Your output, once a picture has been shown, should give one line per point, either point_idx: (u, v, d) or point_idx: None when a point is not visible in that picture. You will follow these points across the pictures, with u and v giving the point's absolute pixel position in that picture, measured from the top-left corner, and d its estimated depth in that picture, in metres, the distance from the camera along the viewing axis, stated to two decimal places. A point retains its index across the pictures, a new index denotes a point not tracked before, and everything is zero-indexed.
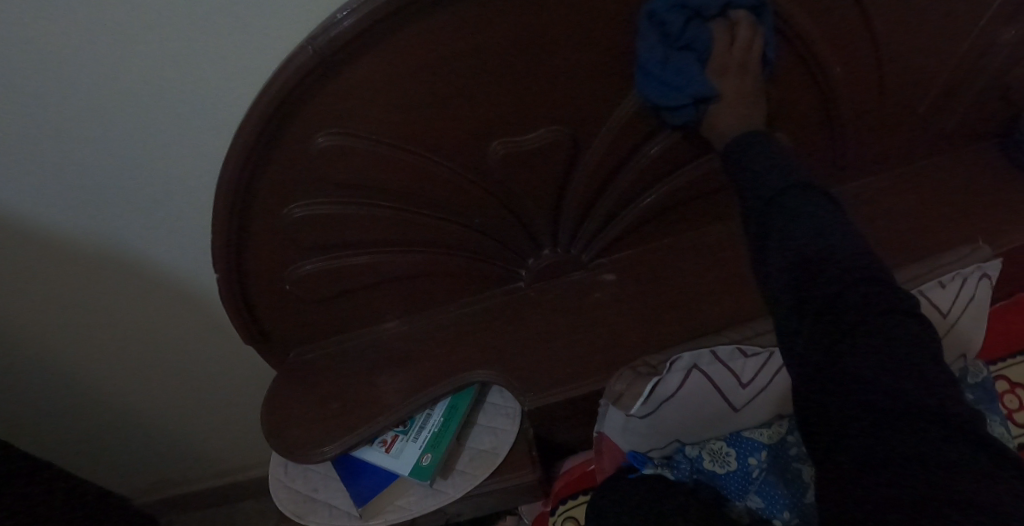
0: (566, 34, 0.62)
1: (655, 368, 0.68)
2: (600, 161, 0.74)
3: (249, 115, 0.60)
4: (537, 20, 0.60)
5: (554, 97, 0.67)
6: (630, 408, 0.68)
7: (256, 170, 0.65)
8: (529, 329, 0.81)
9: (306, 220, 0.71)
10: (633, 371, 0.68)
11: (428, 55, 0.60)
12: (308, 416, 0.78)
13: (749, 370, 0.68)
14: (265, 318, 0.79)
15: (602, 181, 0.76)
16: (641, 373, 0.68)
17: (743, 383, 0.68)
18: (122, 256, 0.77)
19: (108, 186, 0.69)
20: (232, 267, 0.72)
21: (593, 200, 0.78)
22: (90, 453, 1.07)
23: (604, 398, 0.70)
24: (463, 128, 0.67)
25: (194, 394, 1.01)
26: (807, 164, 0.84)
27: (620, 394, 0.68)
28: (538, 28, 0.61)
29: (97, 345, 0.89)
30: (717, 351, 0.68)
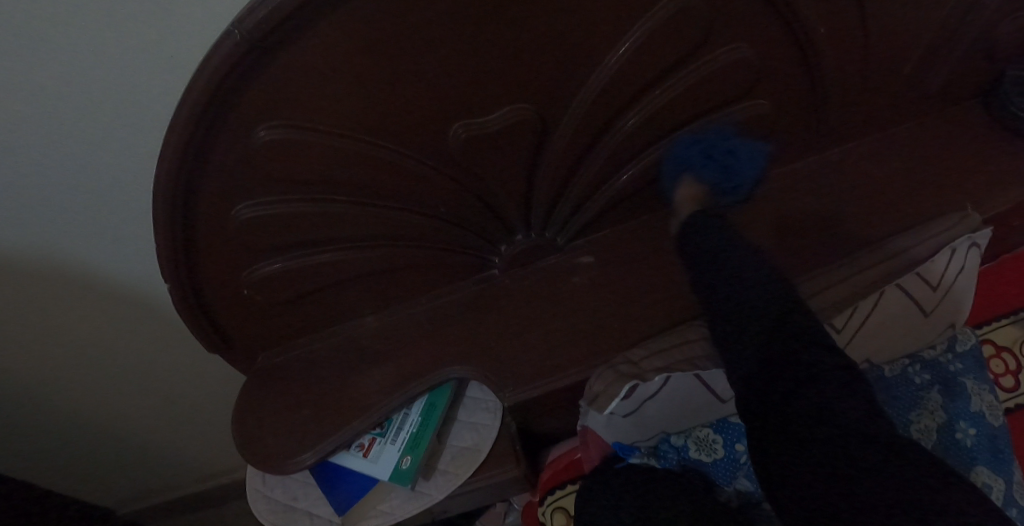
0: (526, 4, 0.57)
1: (637, 367, 0.66)
2: (570, 138, 0.70)
3: (180, 112, 0.54)
4: None
5: (516, 74, 0.62)
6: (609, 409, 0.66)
7: (194, 170, 0.59)
8: (506, 319, 0.77)
9: (257, 220, 0.65)
10: (614, 370, 0.67)
11: (373, 34, 0.55)
12: (280, 424, 0.74)
13: None
14: (226, 324, 0.75)
15: (573, 161, 0.72)
16: (622, 372, 0.66)
17: (722, 399, 0.68)
18: (65, 270, 0.72)
19: (36, 196, 0.63)
20: (182, 274, 0.67)
21: (565, 180, 0.74)
22: (62, 468, 1.03)
23: (584, 400, 0.68)
24: (419, 112, 0.62)
25: (164, 402, 0.97)
26: (790, 129, 0.80)
27: (597, 395, 0.66)
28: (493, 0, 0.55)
29: (52, 362, 0.83)
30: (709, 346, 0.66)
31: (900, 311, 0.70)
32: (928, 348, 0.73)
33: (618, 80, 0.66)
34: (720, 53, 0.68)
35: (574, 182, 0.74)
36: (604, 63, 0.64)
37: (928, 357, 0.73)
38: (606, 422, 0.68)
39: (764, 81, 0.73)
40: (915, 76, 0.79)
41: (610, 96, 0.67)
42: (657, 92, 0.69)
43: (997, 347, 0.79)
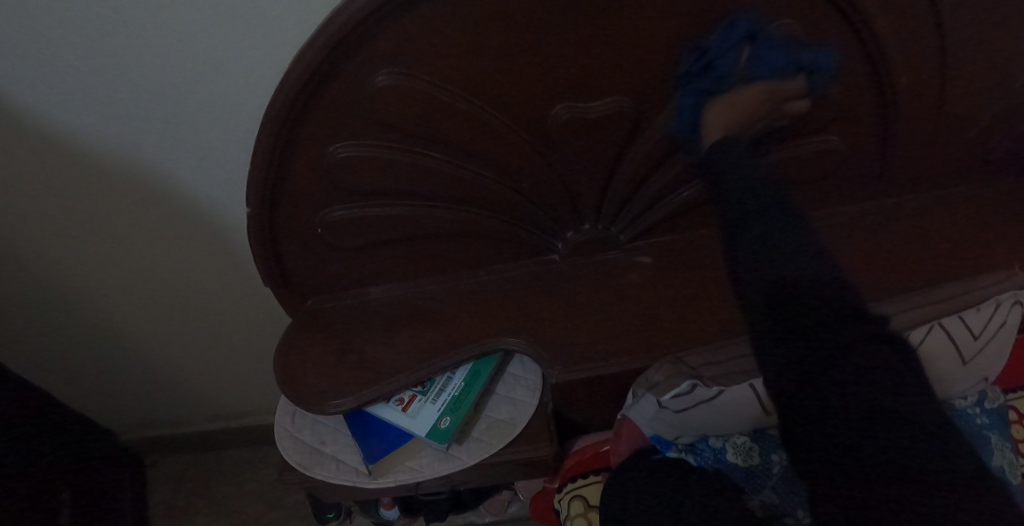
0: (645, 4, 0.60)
1: (694, 370, 0.70)
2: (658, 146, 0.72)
3: (312, 46, 0.57)
4: None
5: (624, 69, 0.65)
6: (661, 396, 0.68)
7: (308, 101, 0.62)
8: (557, 305, 0.78)
9: (351, 161, 0.68)
10: (673, 364, 0.70)
11: (504, 5, 0.58)
12: (324, 365, 0.76)
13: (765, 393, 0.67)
14: (290, 260, 0.77)
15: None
16: (680, 369, 0.69)
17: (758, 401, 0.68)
18: (146, 182, 0.74)
19: (146, 108, 0.66)
20: (265, 201, 0.69)
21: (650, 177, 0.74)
22: (83, 383, 1.05)
23: (637, 385, 0.71)
24: (530, 87, 0.65)
25: (199, 334, 0.99)
26: (853, 172, 0.83)
27: (654, 383, 0.69)
28: None
29: (102, 270, 0.85)
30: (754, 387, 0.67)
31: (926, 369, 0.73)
32: (958, 398, 0.76)
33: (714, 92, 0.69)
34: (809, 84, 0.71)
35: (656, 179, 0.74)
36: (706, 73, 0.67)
37: (956, 406, 0.75)
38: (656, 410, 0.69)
39: (841, 118, 0.76)
40: (977, 144, 0.82)
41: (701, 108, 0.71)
42: None
43: (1020, 415, 0.79)
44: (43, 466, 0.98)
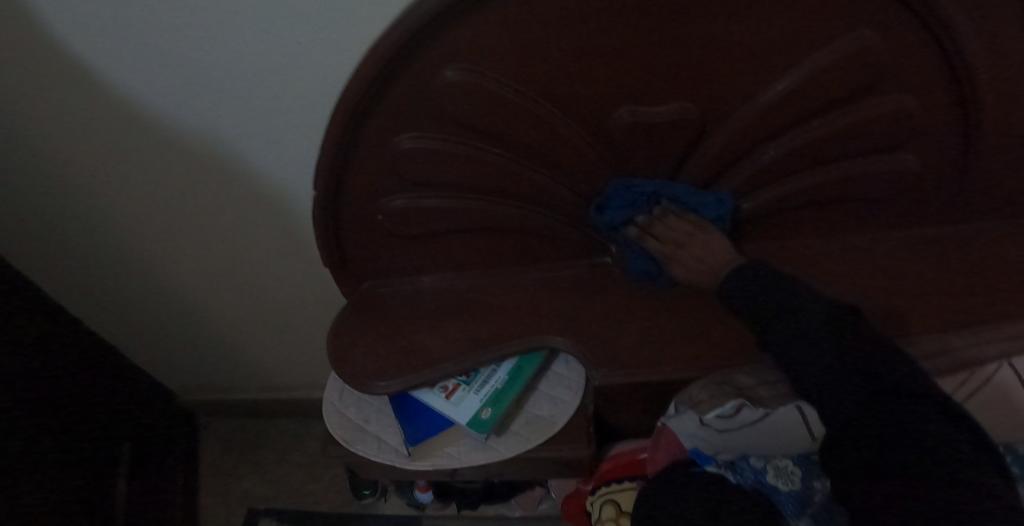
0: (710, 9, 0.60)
1: (740, 389, 0.67)
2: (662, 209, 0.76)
3: (382, 39, 0.60)
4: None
5: (690, 76, 0.65)
6: (705, 416, 0.66)
7: (379, 91, 0.64)
8: (587, 314, 0.77)
9: (415, 152, 0.70)
10: (717, 384, 0.68)
11: (570, 7, 0.59)
12: (374, 348, 0.78)
13: (747, 420, 0.67)
14: (351, 243, 0.79)
15: (692, 226, 0.75)
16: (726, 391, 0.67)
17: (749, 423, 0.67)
18: (220, 159, 0.78)
19: (230, 94, 0.70)
20: (331, 184, 0.72)
21: (693, 235, 0.75)
22: (153, 342, 1.13)
23: (679, 401, 0.69)
24: (597, 90, 0.65)
25: (261, 308, 1.04)
26: (930, 193, 0.78)
27: (699, 401, 0.67)
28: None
29: (175, 237, 0.91)
30: (745, 411, 0.66)
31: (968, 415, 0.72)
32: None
33: (782, 105, 0.68)
34: (883, 100, 0.68)
35: (680, 246, 0.75)
36: (778, 81, 0.66)
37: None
38: (698, 424, 0.68)
39: (916, 136, 0.72)
40: None
41: (768, 120, 0.69)
42: (813, 125, 0.70)
43: None
44: (102, 414, 1.05)
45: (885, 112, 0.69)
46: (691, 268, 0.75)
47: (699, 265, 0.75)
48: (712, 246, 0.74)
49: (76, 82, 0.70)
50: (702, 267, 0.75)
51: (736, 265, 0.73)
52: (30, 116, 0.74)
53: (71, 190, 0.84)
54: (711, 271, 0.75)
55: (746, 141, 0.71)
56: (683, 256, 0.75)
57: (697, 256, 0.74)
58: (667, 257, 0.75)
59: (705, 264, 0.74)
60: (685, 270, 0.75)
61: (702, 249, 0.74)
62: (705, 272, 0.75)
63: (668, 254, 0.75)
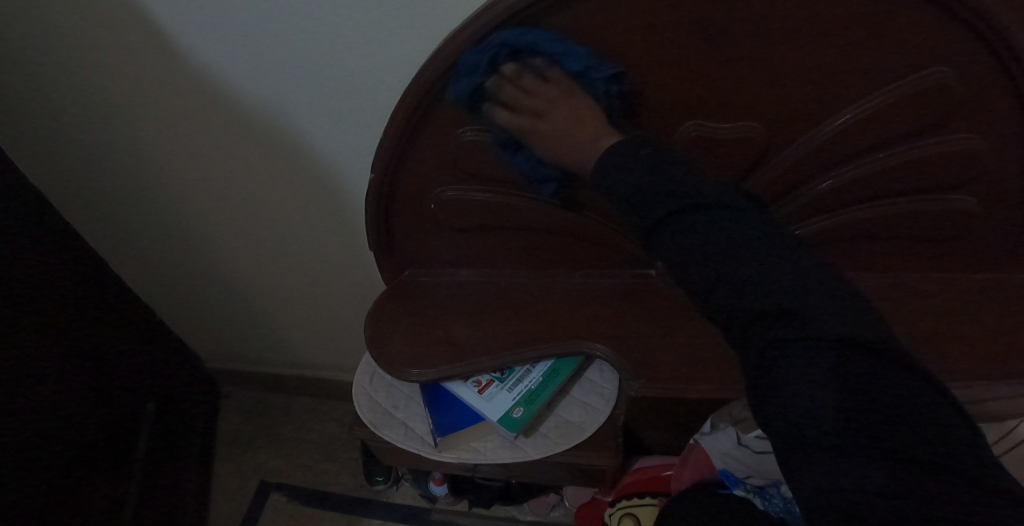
0: (785, 32, 0.59)
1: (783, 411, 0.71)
2: (516, 66, 0.63)
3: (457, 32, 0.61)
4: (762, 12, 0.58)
5: (759, 97, 0.64)
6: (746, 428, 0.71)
7: (449, 82, 0.65)
8: (502, 314, 0.80)
9: (475, 146, 0.70)
10: None
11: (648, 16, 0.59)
12: (412, 336, 0.79)
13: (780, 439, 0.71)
14: (400, 229, 0.80)
15: (552, 87, 0.64)
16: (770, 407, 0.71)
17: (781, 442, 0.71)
18: (280, 135, 0.80)
19: (299, 72, 0.71)
20: (388, 169, 0.73)
21: (556, 102, 0.64)
22: (191, 305, 1.16)
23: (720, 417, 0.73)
24: (667, 101, 0.66)
25: (298, 285, 1.05)
26: (992, 241, 0.76)
27: (743, 418, 0.72)
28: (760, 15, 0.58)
29: (226, 207, 0.93)
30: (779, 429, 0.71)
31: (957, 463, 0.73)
32: None
33: (847, 134, 0.67)
34: (949, 139, 0.67)
35: (540, 116, 0.65)
36: (847, 109, 0.65)
37: None
38: (735, 439, 0.71)
39: (980, 180, 0.70)
40: None
41: (832, 148, 0.68)
42: (876, 157, 0.69)
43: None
44: (127, 370, 1.07)
45: (951, 149, 0.67)
46: (555, 145, 0.65)
47: (561, 141, 0.65)
48: (597, 120, 0.63)
49: (152, 48, 0.72)
50: (567, 141, 0.64)
51: (609, 145, 0.62)
52: (103, 77, 0.76)
53: (132, 151, 0.87)
54: (567, 146, 0.64)
55: (809, 167, 0.70)
56: (546, 129, 0.65)
57: (563, 127, 0.64)
58: (524, 130, 0.66)
59: (572, 135, 0.64)
60: (549, 145, 0.66)
61: (568, 117, 0.64)
62: (572, 150, 0.64)
63: (527, 129, 0.66)
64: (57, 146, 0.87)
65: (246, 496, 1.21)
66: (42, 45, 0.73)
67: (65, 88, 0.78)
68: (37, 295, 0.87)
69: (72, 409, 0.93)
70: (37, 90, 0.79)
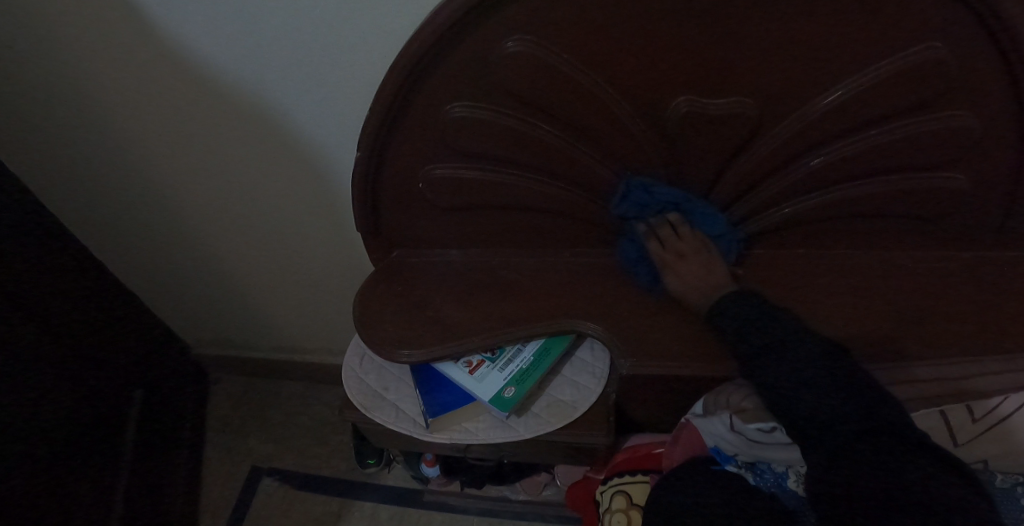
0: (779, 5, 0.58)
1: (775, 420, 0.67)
2: (677, 216, 0.76)
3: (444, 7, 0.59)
4: None
5: (752, 71, 0.63)
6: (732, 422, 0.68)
7: (437, 58, 0.63)
8: (636, 316, 0.75)
9: (463, 122, 0.69)
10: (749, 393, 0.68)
11: None
12: (401, 316, 0.78)
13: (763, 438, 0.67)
14: (387, 210, 0.79)
15: (698, 244, 0.75)
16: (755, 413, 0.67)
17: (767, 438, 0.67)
18: (263, 116, 0.78)
19: (281, 50, 0.69)
20: (375, 148, 0.71)
21: (687, 255, 0.75)
22: (176, 289, 1.15)
23: (710, 400, 0.70)
24: (658, 77, 0.64)
25: (285, 268, 1.04)
26: (980, 219, 0.75)
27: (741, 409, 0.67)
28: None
29: (208, 191, 0.92)
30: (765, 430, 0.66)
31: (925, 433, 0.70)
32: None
33: (841, 110, 0.66)
34: (941, 115, 0.66)
35: (683, 259, 0.75)
36: (840, 84, 0.64)
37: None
38: (724, 428, 0.69)
39: (970, 157, 0.70)
40: None
41: (823, 125, 0.68)
42: (869, 133, 0.68)
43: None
44: (111, 356, 1.05)
45: (942, 127, 0.67)
46: (688, 283, 0.74)
47: (694, 279, 0.73)
48: (713, 272, 0.74)
49: (127, 26, 0.70)
50: (698, 286, 0.73)
51: (727, 295, 0.71)
52: (74, 55, 0.74)
53: (107, 132, 0.84)
54: (702, 288, 0.73)
55: (800, 143, 0.69)
56: (685, 270, 0.74)
57: (696, 273, 0.73)
58: (664, 265, 0.75)
59: (703, 282, 0.73)
60: (680, 281, 0.74)
61: (703, 271, 0.73)
62: (699, 293, 0.73)
63: (667, 260, 0.75)
64: (28, 127, 0.84)
65: (238, 481, 1.21)
66: (9, 22, 0.70)
67: (35, 67, 0.76)
68: (18, 279, 0.85)
69: (59, 397, 0.92)
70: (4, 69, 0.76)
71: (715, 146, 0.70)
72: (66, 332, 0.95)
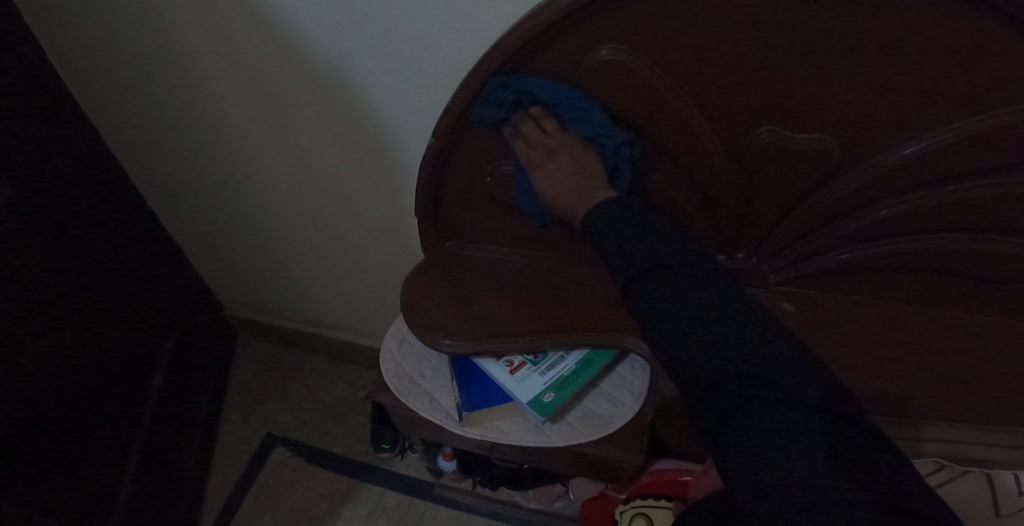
0: (881, 49, 0.56)
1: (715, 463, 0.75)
2: (540, 108, 0.69)
3: (543, 7, 0.59)
4: (860, 22, 0.55)
5: (839, 109, 0.61)
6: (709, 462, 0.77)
7: (526, 54, 0.64)
8: None
9: (544, 123, 0.69)
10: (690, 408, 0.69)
11: (739, 13, 0.57)
12: (447, 306, 0.78)
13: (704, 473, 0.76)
14: (449, 198, 0.79)
15: (567, 140, 0.69)
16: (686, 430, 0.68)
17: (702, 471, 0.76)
18: (341, 91, 0.79)
19: (374, 29, 0.70)
20: (451, 136, 0.71)
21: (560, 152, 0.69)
22: (221, 248, 1.16)
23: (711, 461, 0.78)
24: (743, 103, 0.63)
25: (332, 242, 1.04)
26: None
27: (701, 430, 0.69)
28: (857, 25, 0.56)
29: (271, 158, 0.93)
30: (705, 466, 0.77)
31: (968, 494, 0.69)
32: None
33: (923, 163, 0.63)
34: None
35: (552, 156, 0.69)
36: (926, 137, 0.61)
37: None
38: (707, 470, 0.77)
39: None
40: None
41: (903, 174, 0.64)
42: (947, 189, 0.65)
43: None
44: (148, 304, 1.07)
45: None
46: (555, 183, 0.69)
47: (558, 178, 0.69)
48: (582, 175, 0.68)
49: None
50: (569, 187, 0.69)
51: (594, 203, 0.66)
52: (170, 8, 0.76)
53: (182, 87, 0.87)
54: (568, 191, 0.68)
55: (878, 188, 0.66)
56: (554, 169, 0.69)
57: (564, 172, 0.69)
58: (532, 163, 0.70)
59: (572, 182, 0.68)
60: (546, 184, 0.70)
61: (574, 170, 0.68)
62: (567, 197, 0.68)
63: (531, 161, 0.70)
64: (108, 72, 0.87)
65: (250, 446, 1.21)
66: None
67: (133, 15, 0.78)
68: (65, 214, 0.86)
69: (89, 338, 0.93)
70: (100, 11, 0.79)
71: (789, 180, 0.67)
72: (104, 275, 0.96)
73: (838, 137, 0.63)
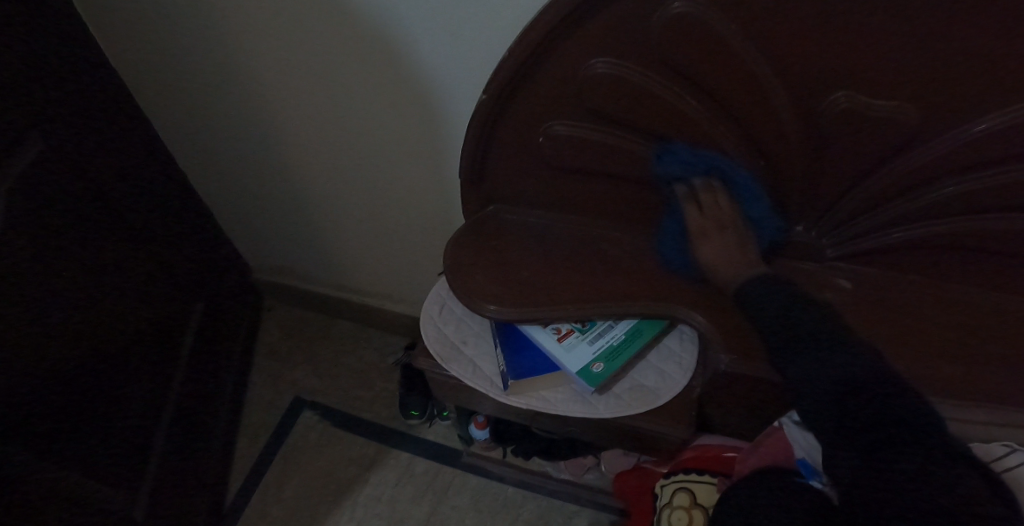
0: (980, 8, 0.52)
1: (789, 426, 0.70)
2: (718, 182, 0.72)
3: None
4: None
5: (925, 75, 0.57)
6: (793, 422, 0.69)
7: (591, 7, 0.60)
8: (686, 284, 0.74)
9: (605, 80, 0.65)
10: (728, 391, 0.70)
11: None
12: (494, 271, 0.75)
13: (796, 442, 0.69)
14: (495, 159, 0.76)
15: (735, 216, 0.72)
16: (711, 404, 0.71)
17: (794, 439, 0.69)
18: (388, 46, 0.75)
19: None
20: (504, 93, 0.68)
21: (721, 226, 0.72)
22: (251, 208, 1.14)
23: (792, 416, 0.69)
24: (821, 64, 0.59)
25: (366, 204, 1.02)
26: None
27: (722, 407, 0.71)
28: None
29: (308, 117, 0.91)
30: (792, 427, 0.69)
31: None
32: None
33: (1010, 137, 0.59)
34: None
35: (719, 229, 0.72)
36: (1013, 109, 0.57)
37: None
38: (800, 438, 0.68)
39: None
40: None
41: (987, 148, 0.60)
42: None
43: None
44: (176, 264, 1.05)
45: None
46: (719, 254, 0.71)
47: (725, 254, 0.71)
48: (745, 249, 0.71)
49: None
50: (728, 257, 0.71)
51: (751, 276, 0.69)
52: None
53: (218, 40, 0.84)
54: (729, 264, 0.71)
55: (957, 163, 0.62)
56: (717, 240, 0.72)
57: (728, 246, 0.71)
58: (698, 231, 0.72)
59: (733, 253, 0.71)
60: (709, 253, 0.72)
61: (735, 247, 0.71)
62: (728, 267, 0.71)
63: (697, 228, 0.72)
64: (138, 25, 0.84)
65: (278, 409, 1.21)
66: None
67: None
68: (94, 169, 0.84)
69: (115, 299, 0.91)
70: None
71: (861, 149, 0.64)
72: (132, 235, 0.95)
73: (919, 105, 0.59)
